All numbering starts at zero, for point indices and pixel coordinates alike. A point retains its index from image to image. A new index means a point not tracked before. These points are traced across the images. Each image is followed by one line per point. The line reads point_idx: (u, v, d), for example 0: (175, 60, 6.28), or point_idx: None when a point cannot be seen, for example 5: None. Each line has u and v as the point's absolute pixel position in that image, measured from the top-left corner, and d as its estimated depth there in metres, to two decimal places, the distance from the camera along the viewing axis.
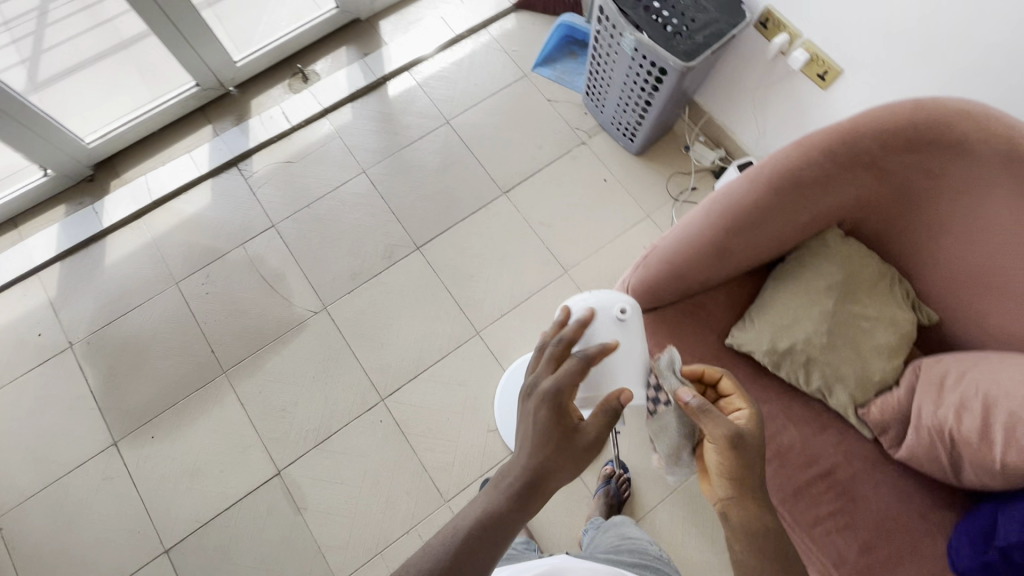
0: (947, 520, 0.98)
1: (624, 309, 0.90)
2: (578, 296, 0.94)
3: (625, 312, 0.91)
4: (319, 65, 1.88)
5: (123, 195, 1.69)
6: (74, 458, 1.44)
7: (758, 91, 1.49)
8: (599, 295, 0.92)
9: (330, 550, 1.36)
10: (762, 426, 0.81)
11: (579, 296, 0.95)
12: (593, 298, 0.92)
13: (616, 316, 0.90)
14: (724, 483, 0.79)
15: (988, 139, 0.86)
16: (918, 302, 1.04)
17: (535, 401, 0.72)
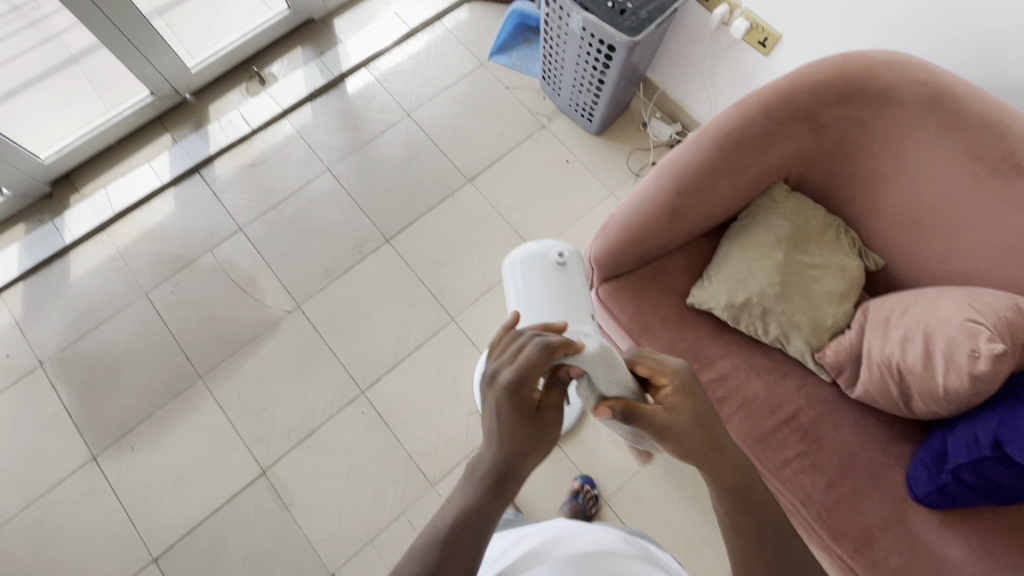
0: (905, 452, 1.03)
1: (560, 253, 1.13)
2: (525, 251, 1.17)
3: (562, 256, 1.14)
4: (275, 67, 1.87)
5: (84, 210, 1.67)
6: (53, 476, 1.42)
7: (706, 63, 1.53)
8: (541, 244, 1.15)
9: (321, 544, 1.37)
10: (690, 400, 0.67)
11: (525, 251, 1.17)
12: (537, 248, 1.15)
13: (554, 260, 1.13)
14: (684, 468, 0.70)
15: (909, 86, 0.92)
16: (864, 250, 1.09)
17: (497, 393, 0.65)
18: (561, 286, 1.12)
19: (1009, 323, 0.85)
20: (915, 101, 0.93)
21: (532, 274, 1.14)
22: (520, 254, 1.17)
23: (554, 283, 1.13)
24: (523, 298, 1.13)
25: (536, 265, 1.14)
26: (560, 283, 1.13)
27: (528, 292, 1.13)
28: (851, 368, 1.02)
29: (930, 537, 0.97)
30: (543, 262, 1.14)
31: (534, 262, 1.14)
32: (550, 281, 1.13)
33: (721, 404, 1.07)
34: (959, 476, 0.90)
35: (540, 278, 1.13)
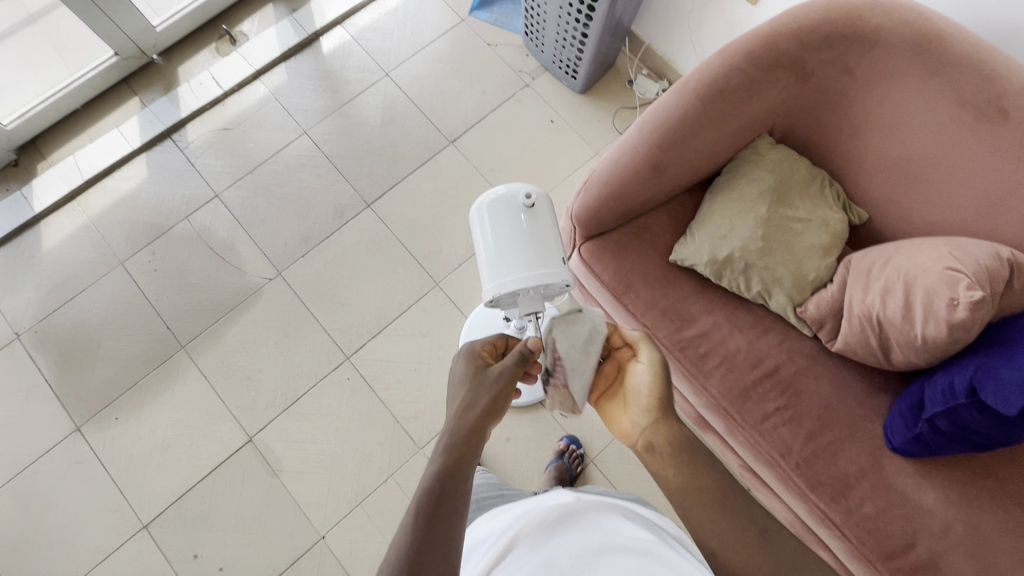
0: (883, 404, 1.04)
1: (530, 194, 0.84)
2: (485, 194, 0.88)
3: (532, 197, 0.85)
4: (246, 25, 1.79)
5: (53, 178, 1.61)
6: (37, 447, 1.41)
7: (693, 15, 1.48)
8: (503, 188, 0.86)
9: (310, 507, 1.38)
10: None
11: (485, 194, 0.89)
12: (501, 191, 0.86)
13: (524, 204, 0.85)
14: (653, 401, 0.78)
15: (896, 29, 0.90)
16: (849, 203, 1.08)
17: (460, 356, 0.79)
18: (536, 235, 0.85)
19: (988, 271, 0.85)
20: (902, 45, 0.90)
21: (498, 225, 0.85)
22: (479, 199, 0.88)
23: (526, 234, 0.84)
24: (489, 258, 0.85)
25: (501, 212, 0.85)
26: (535, 231, 0.85)
27: (496, 249, 0.85)
28: (832, 322, 1.02)
29: (905, 484, 0.99)
30: (510, 208, 0.85)
31: (499, 210, 0.85)
32: (522, 232, 0.84)
33: (702, 360, 1.07)
34: (934, 424, 0.91)
35: (508, 229, 0.84)
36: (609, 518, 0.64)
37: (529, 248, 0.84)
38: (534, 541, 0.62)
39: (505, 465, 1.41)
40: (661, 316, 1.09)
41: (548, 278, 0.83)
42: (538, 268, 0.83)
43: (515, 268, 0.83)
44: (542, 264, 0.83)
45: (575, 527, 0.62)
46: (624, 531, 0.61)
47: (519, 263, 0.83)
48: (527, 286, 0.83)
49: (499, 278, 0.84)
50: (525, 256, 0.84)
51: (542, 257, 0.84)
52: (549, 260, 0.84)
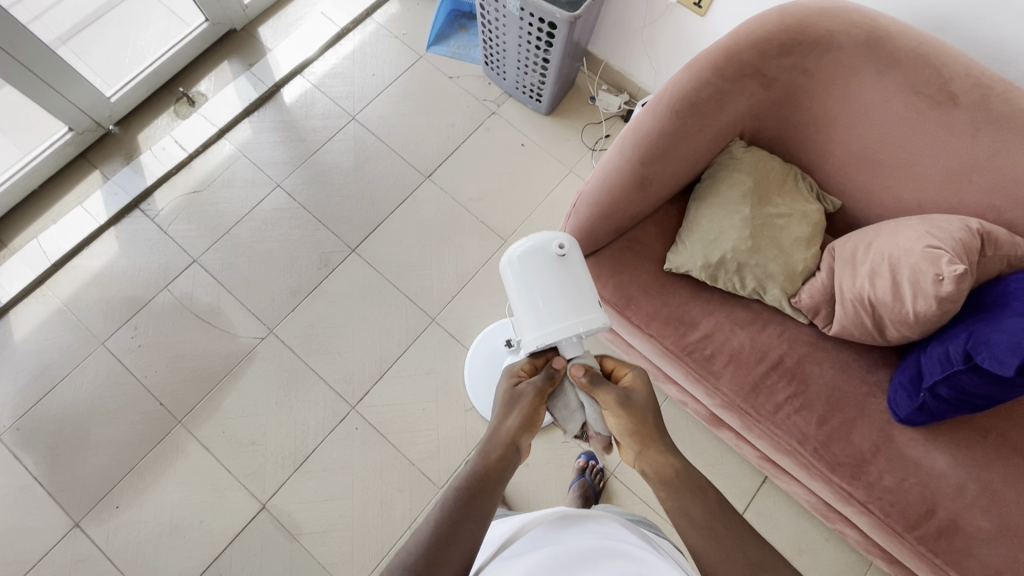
0: (884, 378, 1.09)
1: (563, 243, 0.86)
2: (513, 246, 0.90)
3: (565, 246, 0.87)
4: (203, 85, 1.77)
5: (16, 265, 1.54)
6: (34, 551, 1.33)
7: (645, 30, 1.55)
8: (533, 237, 0.88)
9: (335, 566, 1.34)
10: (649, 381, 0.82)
11: (513, 247, 0.91)
12: (529, 242, 0.88)
13: (557, 253, 0.86)
14: (633, 445, 0.78)
15: (845, 31, 0.96)
16: (822, 193, 1.14)
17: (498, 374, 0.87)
18: (573, 282, 0.86)
19: (963, 243, 0.92)
20: (853, 44, 0.96)
21: (534, 276, 0.87)
22: (509, 253, 0.90)
23: (564, 283, 0.86)
24: (529, 310, 0.86)
25: (533, 264, 0.87)
26: (570, 279, 0.87)
27: (535, 301, 0.86)
28: (826, 308, 1.07)
29: (917, 453, 1.04)
30: (544, 260, 0.87)
31: (533, 263, 0.87)
32: (559, 281, 0.86)
33: (710, 361, 1.11)
34: (936, 392, 0.96)
35: (544, 280, 0.86)
36: (604, 525, 0.71)
37: (569, 296, 0.85)
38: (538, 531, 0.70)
39: (527, 491, 1.41)
40: (664, 324, 1.12)
41: (589, 322, 0.84)
42: (579, 313, 0.85)
43: (557, 317, 0.84)
44: (583, 310, 0.85)
45: (575, 524, 0.70)
46: (618, 532, 0.69)
47: (561, 311, 0.84)
48: (570, 334, 0.84)
49: (541, 328, 0.85)
50: (566, 304, 0.85)
51: (581, 303, 0.85)
52: (587, 304, 0.86)
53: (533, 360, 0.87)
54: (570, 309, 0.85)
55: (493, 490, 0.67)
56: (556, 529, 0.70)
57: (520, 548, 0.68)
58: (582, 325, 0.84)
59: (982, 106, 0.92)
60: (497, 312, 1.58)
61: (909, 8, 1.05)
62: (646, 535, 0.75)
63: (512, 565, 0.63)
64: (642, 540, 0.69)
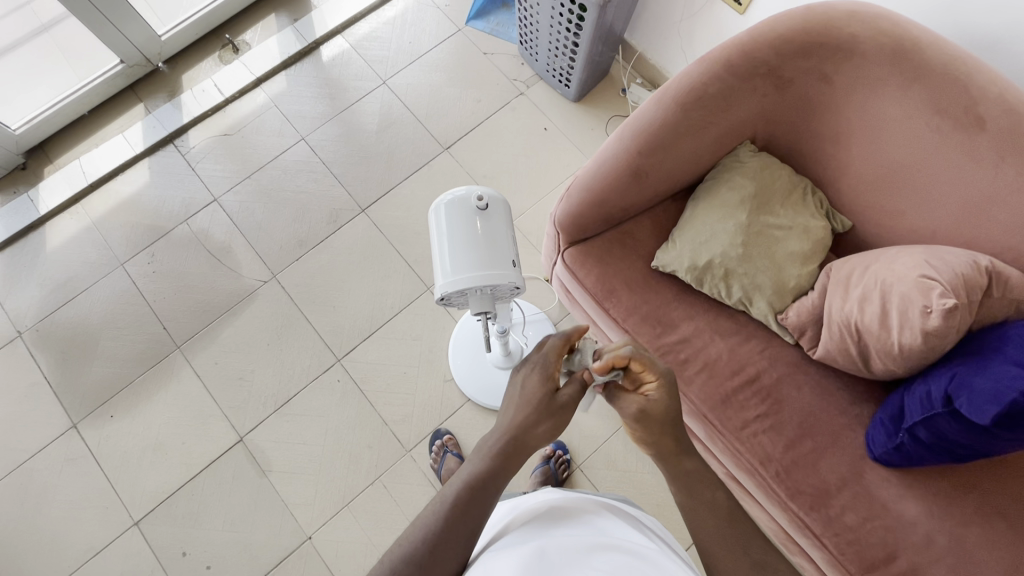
0: (866, 413, 1.03)
1: (482, 195, 0.84)
2: (441, 196, 0.88)
3: (485, 199, 0.85)
4: (249, 35, 1.84)
5: (58, 181, 1.66)
6: (36, 442, 1.45)
7: (683, 24, 1.50)
8: (456, 189, 0.87)
9: (297, 507, 1.40)
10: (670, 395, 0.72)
11: (440, 198, 0.89)
12: (453, 193, 0.86)
13: (476, 205, 0.85)
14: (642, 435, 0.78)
15: (871, 38, 0.90)
16: (832, 212, 1.08)
17: (526, 370, 0.75)
18: (489, 236, 0.85)
19: (964, 278, 0.85)
20: (878, 54, 0.90)
21: (452, 226, 0.85)
22: (435, 199, 0.88)
23: (478, 234, 0.84)
24: (441, 255, 0.85)
25: (454, 215, 0.85)
26: (487, 233, 0.85)
27: (449, 250, 0.84)
28: (812, 330, 1.02)
29: (887, 495, 0.98)
30: (464, 212, 0.85)
31: (452, 212, 0.85)
32: (473, 233, 0.84)
33: (683, 366, 1.07)
34: (915, 434, 0.90)
35: (460, 230, 0.84)
36: (607, 522, 0.65)
37: (480, 249, 0.84)
38: (534, 525, 0.64)
39: None
40: (642, 321, 1.09)
41: (496, 278, 0.83)
42: (489, 266, 0.83)
43: (467, 266, 0.83)
44: (494, 264, 0.83)
45: (570, 520, 0.64)
46: (617, 529, 0.63)
47: (471, 261, 0.83)
48: (476, 285, 0.83)
49: (450, 275, 0.84)
50: (477, 255, 0.84)
51: (492, 257, 0.84)
52: (500, 258, 0.84)
53: (564, 338, 0.77)
54: (480, 261, 0.83)
55: (486, 449, 0.68)
56: (546, 527, 0.64)
57: (511, 542, 0.61)
58: (485, 277, 0.83)
59: (1012, 135, 0.85)
60: None
61: (952, 23, 0.97)
62: (642, 528, 0.70)
63: (508, 558, 0.55)
64: (643, 538, 0.64)
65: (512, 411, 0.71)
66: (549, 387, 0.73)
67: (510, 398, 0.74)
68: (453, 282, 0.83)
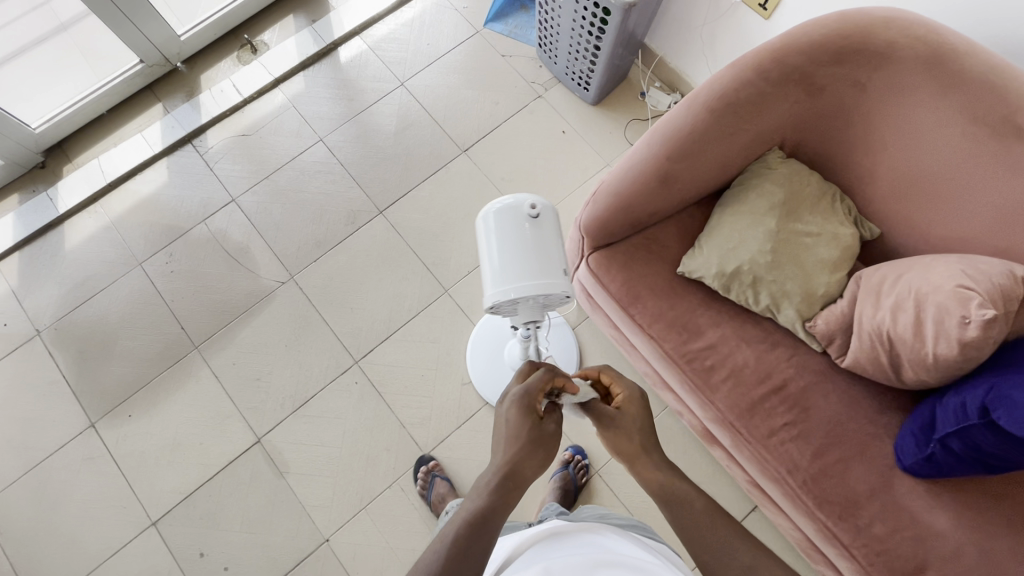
0: (894, 422, 1.03)
1: (535, 203, 0.80)
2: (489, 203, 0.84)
3: (537, 207, 0.81)
4: (267, 35, 1.84)
5: (77, 180, 1.66)
6: (54, 441, 1.45)
7: (705, 28, 1.49)
8: (506, 196, 0.82)
9: (315, 509, 1.40)
10: (640, 405, 0.81)
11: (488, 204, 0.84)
12: (503, 200, 0.82)
13: (529, 214, 0.80)
14: None
15: (906, 44, 0.89)
16: (861, 219, 1.07)
17: (508, 404, 0.75)
18: (542, 245, 0.80)
19: (1002, 289, 0.84)
20: (914, 60, 0.89)
21: (503, 234, 0.80)
22: (483, 207, 0.83)
23: (530, 243, 0.80)
24: (492, 264, 0.80)
25: (505, 222, 0.80)
26: (540, 241, 0.80)
27: (500, 259, 0.79)
28: (841, 338, 1.01)
29: (916, 505, 0.97)
30: (515, 220, 0.80)
31: (503, 221, 0.80)
32: (526, 242, 0.79)
33: (709, 373, 1.07)
34: (947, 445, 0.89)
35: (512, 238, 0.80)
36: (605, 535, 0.71)
37: (533, 258, 0.79)
38: (539, 544, 0.71)
39: None
40: (668, 328, 1.09)
41: (550, 289, 0.78)
42: (543, 277, 0.79)
43: (519, 276, 0.79)
44: (548, 274, 0.79)
45: (571, 538, 0.71)
46: (617, 544, 0.69)
47: (524, 270, 0.78)
48: (529, 295, 0.78)
49: (501, 284, 0.79)
50: (530, 264, 0.79)
51: (546, 267, 0.79)
52: (554, 268, 0.80)
53: (552, 374, 0.77)
54: (533, 271, 0.78)
55: (492, 483, 0.68)
56: (549, 546, 0.70)
57: (518, 564, 0.67)
58: (540, 288, 0.78)
59: None
60: None
61: (988, 30, 0.96)
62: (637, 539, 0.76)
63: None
64: (640, 549, 0.69)
65: (501, 448, 0.72)
66: (535, 418, 0.74)
67: (500, 431, 0.74)
68: (506, 293, 0.79)
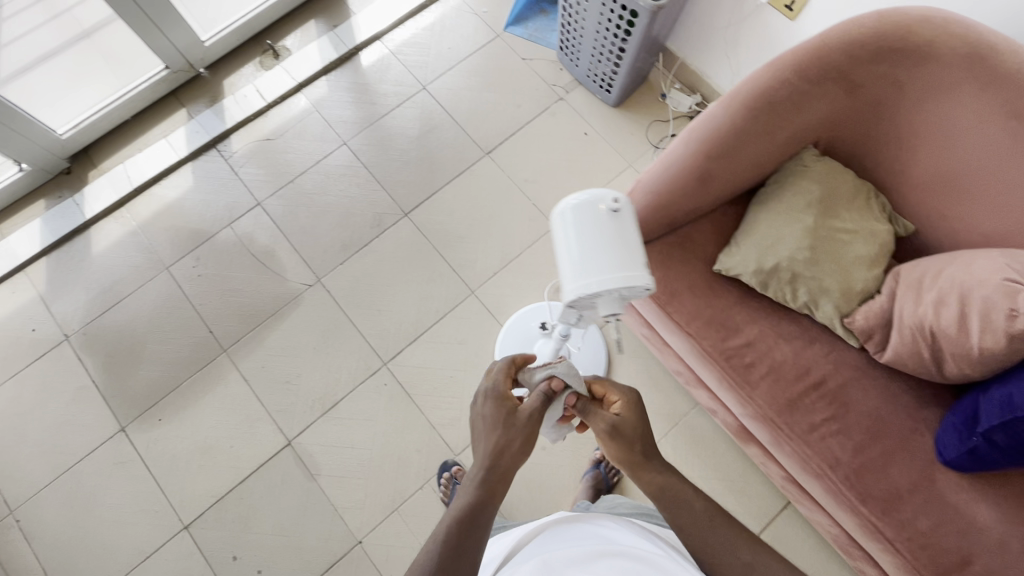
0: (933, 416, 1.03)
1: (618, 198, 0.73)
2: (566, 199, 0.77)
3: (620, 201, 0.74)
4: (289, 41, 1.85)
5: (103, 185, 1.67)
6: (84, 446, 1.45)
7: (729, 30, 1.51)
8: (586, 191, 0.75)
9: (347, 511, 1.40)
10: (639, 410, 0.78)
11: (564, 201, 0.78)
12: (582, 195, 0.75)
13: (611, 208, 0.73)
14: None
15: (946, 41, 0.90)
16: (894, 215, 1.08)
17: (482, 398, 0.76)
18: (626, 240, 0.72)
19: None
20: (953, 58, 0.91)
21: (582, 229, 0.73)
22: (559, 203, 0.77)
23: (613, 237, 0.72)
24: (571, 259, 0.73)
25: (584, 217, 0.73)
26: (623, 235, 0.73)
27: (580, 255, 0.72)
28: (881, 333, 1.02)
29: (958, 499, 0.98)
30: (596, 214, 0.73)
31: (582, 213, 0.73)
32: (608, 234, 0.72)
33: (748, 369, 1.08)
34: (990, 438, 0.90)
35: (594, 232, 0.72)
36: (607, 525, 0.75)
37: (617, 251, 0.71)
38: (543, 536, 0.75)
39: (540, 472, 1.43)
40: (705, 325, 1.10)
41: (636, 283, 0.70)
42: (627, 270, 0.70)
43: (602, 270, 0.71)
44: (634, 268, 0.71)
45: (573, 530, 0.75)
46: (618, 535, 0.72)
47: (608, 264, 0.70)
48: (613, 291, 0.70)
49: (582, 279, 0.71)
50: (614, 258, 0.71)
51: (631, 260, 0.71)
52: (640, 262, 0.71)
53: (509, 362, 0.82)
54: (617, 265, 0.70)
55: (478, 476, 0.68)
56: (553, 538, 0.74)
57: (523, 556, 0.72)
58: (623, 283, 0.70)
59: None
60: (536, 294, 1.58)
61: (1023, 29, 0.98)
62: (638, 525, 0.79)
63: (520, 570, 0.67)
64: (640, 535, 0.73)
65: (479, 441, 0.72)
66: (509, 407, 0.74)
67: (479, 427, 0.74)
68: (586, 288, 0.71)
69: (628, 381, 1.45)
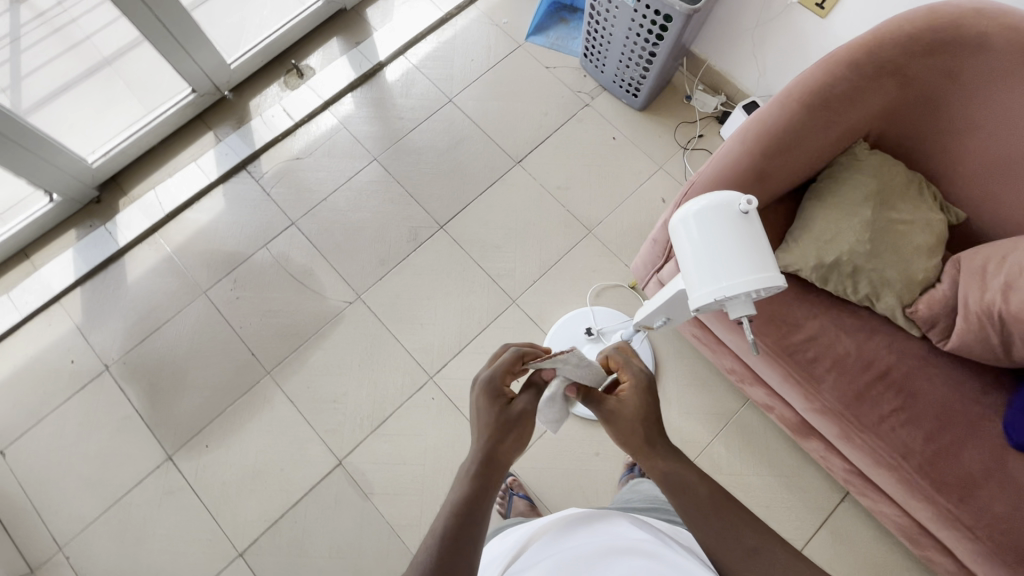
0: (999, 401, 1.04)
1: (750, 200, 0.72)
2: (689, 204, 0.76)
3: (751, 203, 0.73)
4: (312, 60, 1.86)
5: (134, 212, 1.66)
6: (131, 476, 1.43)
7: (756, 30, 1.53)
8: (712, 195, 0.74)
9: (403, 528, 1.38)
10: (648, 397, 0.76)
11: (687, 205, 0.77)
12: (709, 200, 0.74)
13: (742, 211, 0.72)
14: None
15: (999, 31, 0.92)
16: (946, 204, 1.10)
17: (476, 390, 0.75)
18: (757, 242, 0.72)
19: None
20: (1008, 48, 0.92)
21: (713, 234, 0.72)
22: (683, 209, 0.76)
23: (746, 239, 0.72)
24: (702, 264, 0.72)
25: (714, 222, 0.73)
26: (755, 237, 0.72)
27: (714, 259, 0.71)
28: (945, 320, 1.03)
29: None
30: (727, 218, 0.73)
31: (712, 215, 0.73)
32: (743, 238, 0.71)
33: (813, 363, 1.08)
34: None
35: (726, 236, 0.72)
36: (618, 522, 0.72)
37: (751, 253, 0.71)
38: (552, 536, 0.73)
39: (593, 478, 1.42)
40: (766, 322, 1.10)
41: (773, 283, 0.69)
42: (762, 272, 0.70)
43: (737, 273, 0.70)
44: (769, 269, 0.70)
45: (584, 528, 0.72)
46: (630, 531, 0.69)
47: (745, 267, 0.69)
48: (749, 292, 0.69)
49: (715, 283, 0.70)
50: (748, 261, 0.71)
51: (764, 263, 0.71)
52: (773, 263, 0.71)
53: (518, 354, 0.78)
54: (752, 268, 0.70)
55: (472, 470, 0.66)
56: (563, 537, 0.72)
57: (532, 557, 0.70)
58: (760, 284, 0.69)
59: None
60: (577, 300, 1.58)
61: None
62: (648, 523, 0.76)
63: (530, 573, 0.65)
64: (653, 535, 0.69)
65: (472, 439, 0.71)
66: (502, 400, 0.73)
67: (474, 422, 0.73)
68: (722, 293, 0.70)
69: (677, 382, 1.45)
